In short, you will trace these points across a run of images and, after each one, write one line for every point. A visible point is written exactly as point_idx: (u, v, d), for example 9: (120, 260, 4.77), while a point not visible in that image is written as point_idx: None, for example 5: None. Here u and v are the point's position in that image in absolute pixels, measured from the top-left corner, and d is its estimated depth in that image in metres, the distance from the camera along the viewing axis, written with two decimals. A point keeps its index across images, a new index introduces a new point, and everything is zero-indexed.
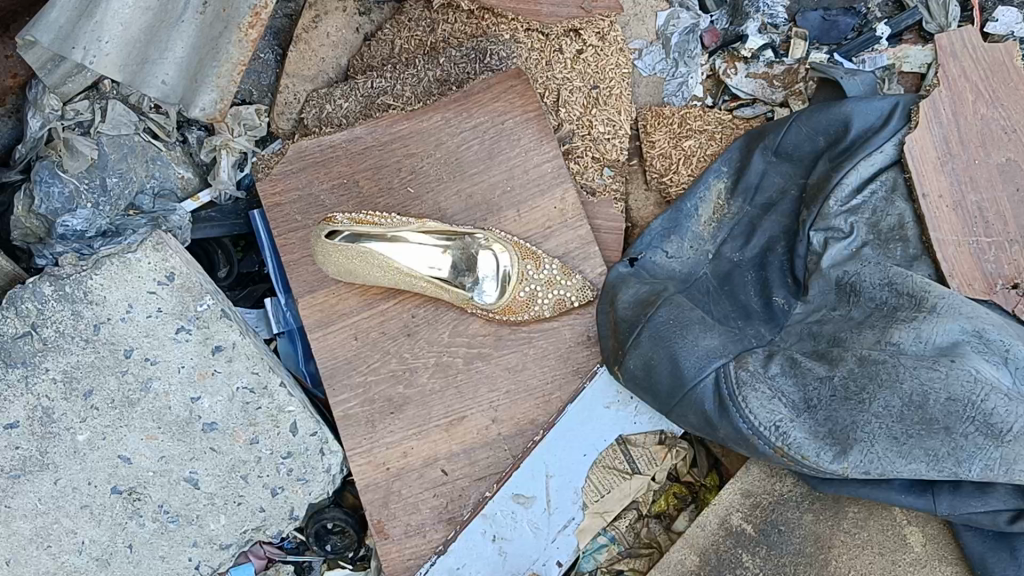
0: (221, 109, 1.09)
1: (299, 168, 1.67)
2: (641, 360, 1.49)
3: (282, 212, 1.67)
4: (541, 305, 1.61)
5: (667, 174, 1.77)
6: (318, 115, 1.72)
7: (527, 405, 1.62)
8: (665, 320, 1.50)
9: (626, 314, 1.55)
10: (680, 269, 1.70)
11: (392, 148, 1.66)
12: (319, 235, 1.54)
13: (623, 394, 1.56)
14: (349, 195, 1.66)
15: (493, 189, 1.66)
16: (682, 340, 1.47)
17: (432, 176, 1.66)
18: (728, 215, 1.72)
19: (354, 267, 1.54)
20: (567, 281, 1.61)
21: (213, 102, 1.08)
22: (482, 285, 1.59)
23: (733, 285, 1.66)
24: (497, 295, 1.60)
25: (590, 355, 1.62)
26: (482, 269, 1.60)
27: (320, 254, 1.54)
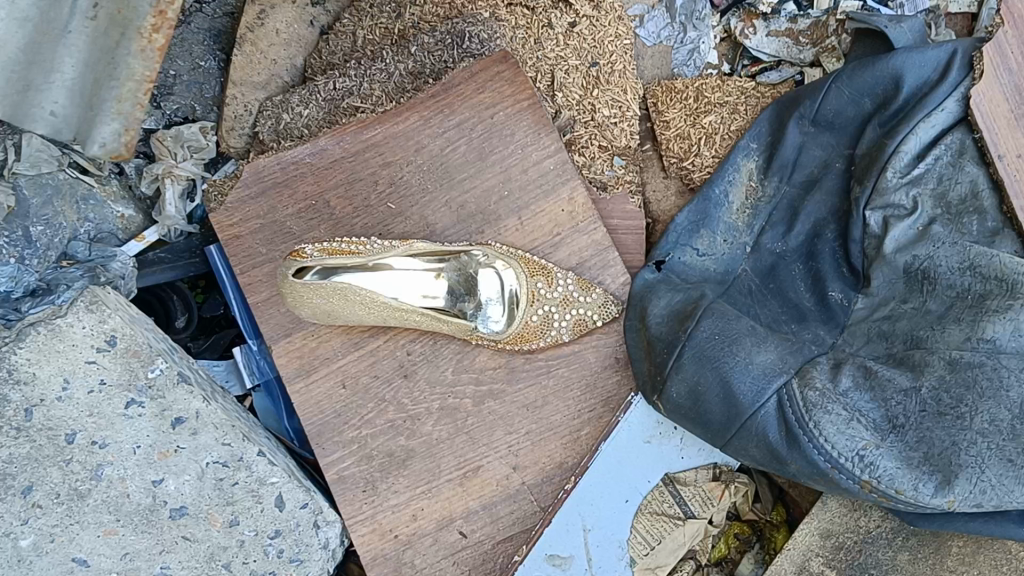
0: (124, 140, 1.05)
1: (258, 192, 1.42)
2: (685, 385, 1.25)
3: (244, 244, 1.42)
4: (557, 328, 1.36)
5: (687, 157, 1.52)
6: (274, 128, 1.46)
7: (553, 447, 1.37)
8: (709, 335, 1.25)
9: (659, 331, 1.30)
10: (715, 269, 1.45)
11: (364, 158, 1.41)
12: (285, 275, 1.24)
13: (665, 426, 1.32)
14: (321, 218, 1.41)
15: (488, 195, 1.41)
16: (733, 358, 1.22)
17: (415, 186, 1.41)
18: (763, 198, 1.47)
19: (332, 306, 1.26)
20: (586, 298, 1.36)
21: (116, 134, 1.04)
22: (485, 309, 1.35)
23: (779, 281, 1.42)
24: (506, 322, 1.35)
25: (621, 381, 1.38)
26: (483, 291, 1.36)
27: (289, 296, 1.26)
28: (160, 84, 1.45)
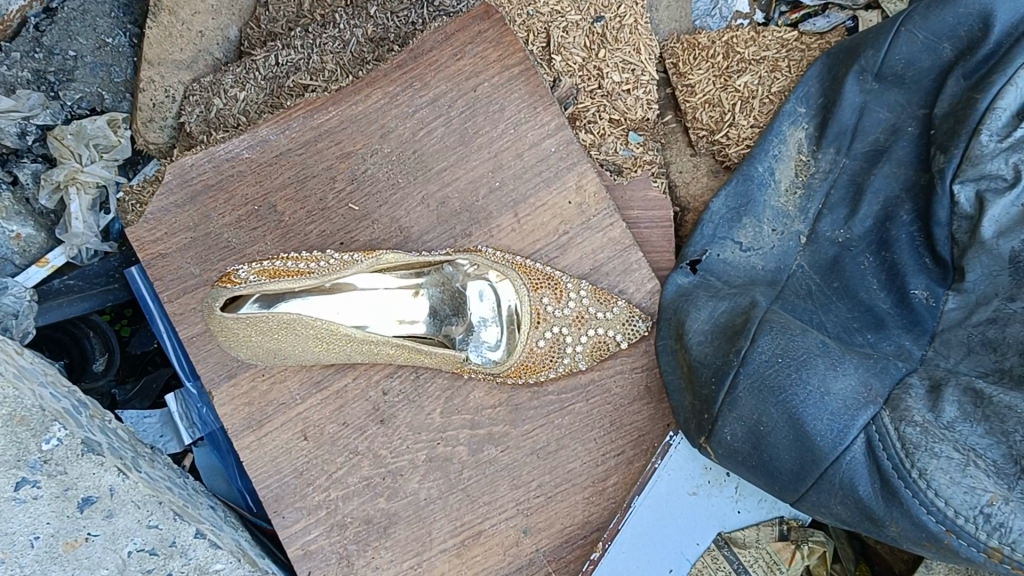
0: None
1: (186, 199, 1.13)
2: (743, 426, 0.96)
3: (171, 264, 1.13)
4: (571, 354, 1.07)
5: (720, 129, 1.23)
6: (201, 116, 1.16)
7: (572, 503, 1.09)
8: (768, 359, 0.96)
9: (702, 354, 1.01)
10: (763, 267, 1.16)
11: (318, 149, 1.13)
12: (212, 307, 0.94)
13: (713, 474, 1.04)
14: (265, 227, 1.12)
15: (475, 188, 1.12)
16: (804, 388, 0.93)
17: (383, 181, 1.12)
18: (816, 174, 1.18)
19: (274, 343, 0.97)
20: (604, 314, 1.07)
21: None
22: (476, 333, 1.06)
23: (844, 278, 1.12)
24: (505, 346, 1.07)
25: (654, 415, 1.09)
26: (472, 309, 1.06)
27: (219, 334, 0.96)
28: (57, 68, 1.16)
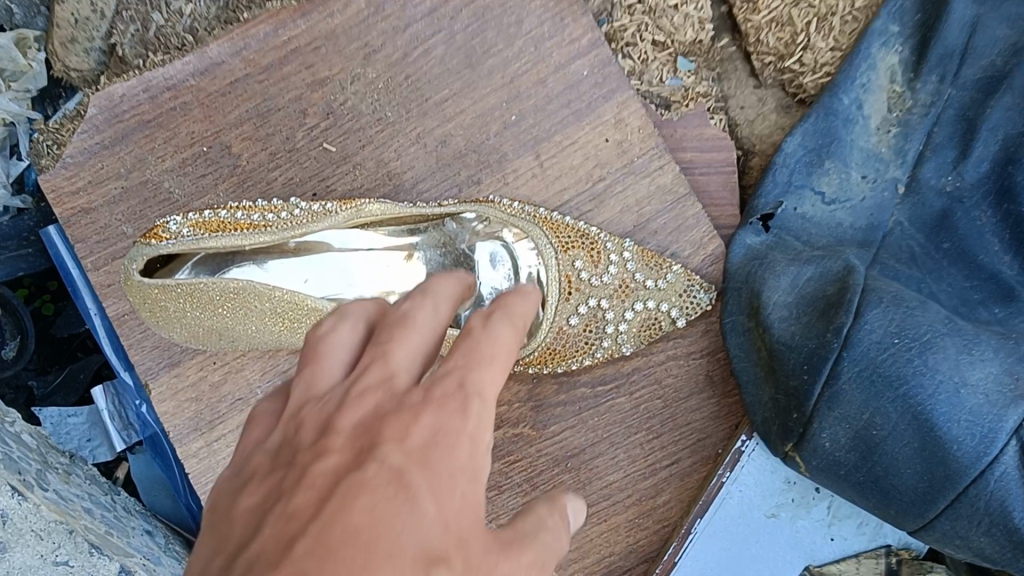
0: None
1: (115, 139, 0.88)
2: (847, 429, 0.73)
3: (98, 221, 0.89)
4: (612, 335, 0.83)
5: (791, 53, 0.96)
6: (137, 36, 0.91)
7: (612, 526, 0.86)
8: (880, 340, 0.71)
9: (788, 334, 0.76)
10: (852, 225, 0.92)
11: (284, 74, 0.87)
12: (129, 271, 0.72)
13: (799, 490, 0.81)
14: (220, 174, 0.88)
15: (486, 123, 0.88)
16: (932, 380, 0.68)
17: (368, 115, 0.88)
18: (915, 108, 0.92)
19: (216, 322, 0.74)
20: (654, 282, 0.82)
21: None
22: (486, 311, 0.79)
23: (958, 237, 0.87)
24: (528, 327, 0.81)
25: (714, 412, 0.85)
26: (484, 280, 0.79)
27: (146, 308, 0.74)
28: None
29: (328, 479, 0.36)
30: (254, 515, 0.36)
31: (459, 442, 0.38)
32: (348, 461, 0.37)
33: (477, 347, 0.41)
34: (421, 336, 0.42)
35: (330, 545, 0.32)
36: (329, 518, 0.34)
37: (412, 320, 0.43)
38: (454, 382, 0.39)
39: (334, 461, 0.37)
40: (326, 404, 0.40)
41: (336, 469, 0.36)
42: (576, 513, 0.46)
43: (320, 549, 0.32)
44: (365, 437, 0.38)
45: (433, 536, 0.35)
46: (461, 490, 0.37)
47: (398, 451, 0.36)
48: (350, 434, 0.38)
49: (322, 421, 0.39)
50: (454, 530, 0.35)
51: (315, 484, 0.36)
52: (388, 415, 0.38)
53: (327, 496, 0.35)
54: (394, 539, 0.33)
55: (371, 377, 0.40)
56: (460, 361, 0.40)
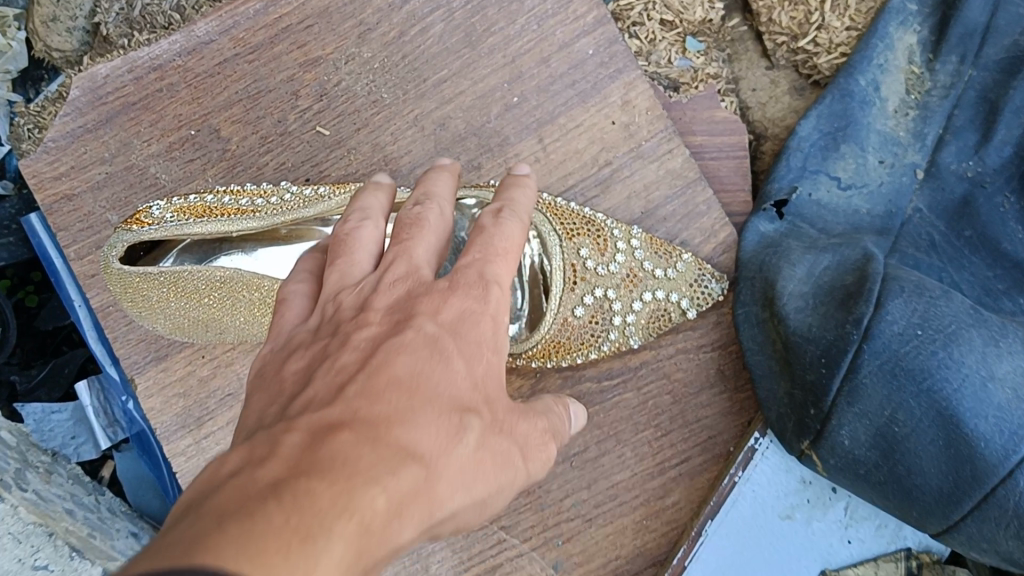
0: None
1: (99, 122, 0.84)
2: (867, 426, 0.69)
3: (80, 208, 0.84)
4: (619, 327, 0.78)
5: (805, 33, 0.93)
6: (121, 15, 0.87)
7: (619, 529, 0.81)
8: (902, 332, 0.67)
9: (805, 325, 0.73)
10: (869, 212, 0.86)
11: (276, 54, 0.84)
12: (108, 259, 0.69)
13: (814, 490, 0.78)
14: (207, 159, 0.84)
15: (486, 104, 0.84)
16: (958, 375, 0.65)
17: (363, 96, 0.84)
18: (934, 90, 0.88)
19: (198, 311, 0.71)
20: (663, 271, 0.79)
21: None
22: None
23: (980, 225, 0.83)
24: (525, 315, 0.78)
25: (726, 409, 0.82)
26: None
27: (127, 298, 0.72)
28: None
29: (369, 342, 0.45)
30: (305, 372, 0.45)
31: (481, 319, 0.49)
32: (387, 330, 0.47)
33: (493, 244, 0.53)
34: (432, 235, 0.55)
35: (376, 390, 0.41)
36: (375, 371, 0.43)
37: (430, 221, 0.55)
38: (473, 274, 0.51)
39: (375, 327, 0.47)
40: (362, 290, 0.50)
41: (377, 334, 0.46)
42: (578, 417, 0.60)
43: (371, 392, 0.41)
44: (399, 309, 0.48)
45: (464, 390, 0.46)
46: (487, 356, 0.48)
47: (432, 321, 0.47)
48: (386, 311, 0.48)
49: (359, 302, 0.49)
50: (478, 387, 0.47)
51: (360, 348, 0.45)
52: (420, 297, 0.49)
53: (371, 356, 0.44)
54: (437, 385, 0.44)
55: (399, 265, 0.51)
56: (479, 256, 0.52)
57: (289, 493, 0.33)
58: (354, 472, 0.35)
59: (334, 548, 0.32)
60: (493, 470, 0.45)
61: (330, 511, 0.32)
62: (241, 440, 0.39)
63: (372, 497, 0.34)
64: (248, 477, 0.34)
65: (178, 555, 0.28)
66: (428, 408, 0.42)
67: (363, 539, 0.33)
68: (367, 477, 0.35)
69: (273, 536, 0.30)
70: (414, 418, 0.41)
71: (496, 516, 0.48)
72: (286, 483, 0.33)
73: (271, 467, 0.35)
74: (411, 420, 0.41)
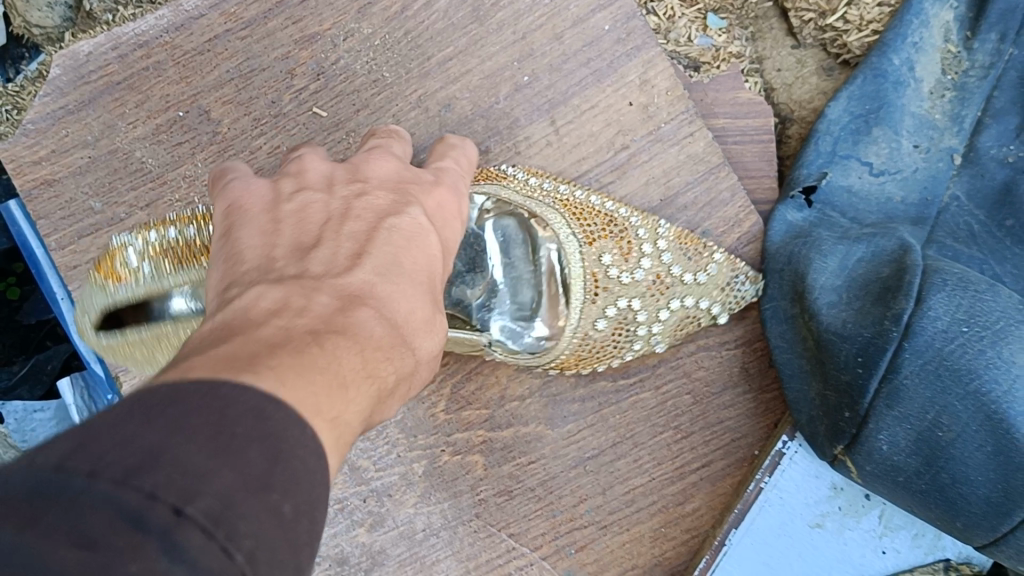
0: None
1: (81, 103, 0.79)
2: (909, 431, 0.64)
3: (62, 194, 0.79)
4: (645, 336, 0.73)
5: (834, 9, 0.86)
6: None
7: (637, 536, 0.76)
8: (946, 328, 0.62)
9: (838, 322, 0.67)
10: (903, 200, 0.81)
11: (270, 31, 0.79)
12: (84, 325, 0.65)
13: (846, 497, 0.72)
14: (198, 142, 0.79)
15: (495, 85, 0.78)
16: (1009, 377, 0.59)
17: (361, 75, 0.79)
18: (971, 70, 0.83)
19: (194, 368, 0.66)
20: (693, 275, 0.73)
21: None
22: (499, 298, 0.68)
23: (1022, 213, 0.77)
24: (546, 319, 0.69)
25: (750, 411, 0.76)
26: (496, 266, 0.68)
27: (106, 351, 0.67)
28: None
29: (371, 215, 0.48)
30: (305, 225, 0.46)
31: (452, 221, 0.54)
32: (389, 205, 0.50)
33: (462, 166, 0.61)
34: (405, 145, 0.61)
35: (393, 264, 0.45)
36: (385, 236, 0.46)
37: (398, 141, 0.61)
38: (452, 185, 0.57)
39: (373, 199, 0.49)
40: (347, 163, 0.53)
41: (377, 208, 0.49)
42: None
43: (386, 267, 0.44)
44: (393, 190, 0.52)
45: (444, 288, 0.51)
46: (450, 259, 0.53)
47: (420, 209, 0.50)
48: (381, 185, 0.52)
49: (350, 174, 0.52)
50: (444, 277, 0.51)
51: (363, 219, 0.47)
52: (410, 184, 0.53)
53: (375, 232, 0.47)
54: (429, 271, 0.48)
55: (383, 162, 0.54)
56: (453, 174, 0.59)
57: (327, 343, 0.37)
58: (374, 347, 0.39)
59: (360, 401, 0.37)
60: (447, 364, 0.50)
61: (360, 373, 0.37)
62: (267, 283, 0.41)
63: (385, 372, 0.40)
64: (291, 321, 0.38)
65: (231, 368, 0.33)
66: (425, 293, 0.46)
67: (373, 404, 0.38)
68: (385, 355, 0.40)
69: (321, 374, 0.35)
70: (417, 297, 0.45)
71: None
72: (323, 334, 0.37)
73: (306, 319, 0.38)
74: (411, 302, 0.44)
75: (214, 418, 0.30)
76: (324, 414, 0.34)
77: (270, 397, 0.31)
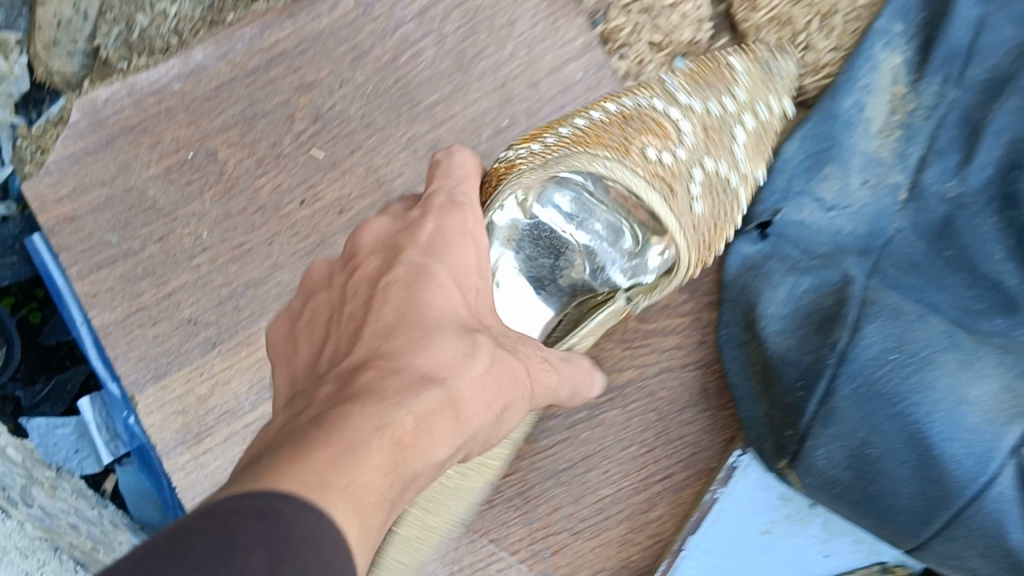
0: None
1: (100, 145, 0.87)
2: (842, 448, 0.71)
3: (82, 228, 0.87)
4: (730, 156, 0.81)
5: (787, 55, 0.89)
6: (120, 39, 0.88)
7: (605, 542, 0.84)
8: (877, 356, 0.70)
9: (782, 349, 0.75)
10: (852, 232, 0.86)
11: (271, 79, 0.86)
12: None
13: (794, 506, 0.80)
14: (205, 181, 0.86)
15: (477, 129, 0.85)
16: (930, 400, 0.68)
17: (353, 118, 0.86)
18: (918, 110, 0.85)
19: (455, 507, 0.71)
20: (724, 98, 0.82)
21: None
22: (600, 254, 0.78)
23: (960, 246, 0.83)
24: (631, 236, 0.76)
25: (708, 427, 0.83)
26: (573, 236, 0.79)
27: None
28: None
29: (368, 286, 0.57)
30: (320, 323, 0.57)
31: (458, 237, 0.60)
32: (384, 266, 0.58)
33: (451, 172, 0.64)
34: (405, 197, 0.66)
35: (390, 332, 0.52)
36: (384, 298, 0.55)
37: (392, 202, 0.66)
38: (445, 195, 0.62)
39: (371, 270, 0.58)
40: (345, 252, 0.62)
41: (372, 275, 0.58)
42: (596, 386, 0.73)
43: (382, 333, 0.52)
44: (385, 248, 0.60)
45: (463, 315, 0.56)
46: (473, 280, 0.59)
47: (415, 252, 0.58)
48: (376, 252, 0.60)
49: (351, 255, 0.61)
50: (466, 306, 0.57)
51: (361, 294, 0.57)
52: (401, 235, 0.60)
53: (376, 300, 0.55)
54: (433, 314, 0.54)
55: (378, 223, 0.62)
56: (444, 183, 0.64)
57: (327, 419, 0.45)
58: (380, 401, 0.47)
59: (373, 456, 0.43)
60: (504, 377, 0.55)
61: (366, 430, 0.44)
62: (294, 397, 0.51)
63: (398, 418, 0.46)
64: (300, 418, 0.47)
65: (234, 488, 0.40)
66: (433, 337, 0.53)
67: (393, 452, 0.45)
68: (396, 404, 0.47)
69: (320, 453, 0.42)
70: (427, 344, 0.52)
71: (513, 425, 0.59)
72: (327, 413, 0.45)
73: (314, 407, 0.47)
74: (429, 349, 0.52)
75: (220, 533, 0.37)
76: (331, 488, 0.41)
77: (275, 498, 0.38)
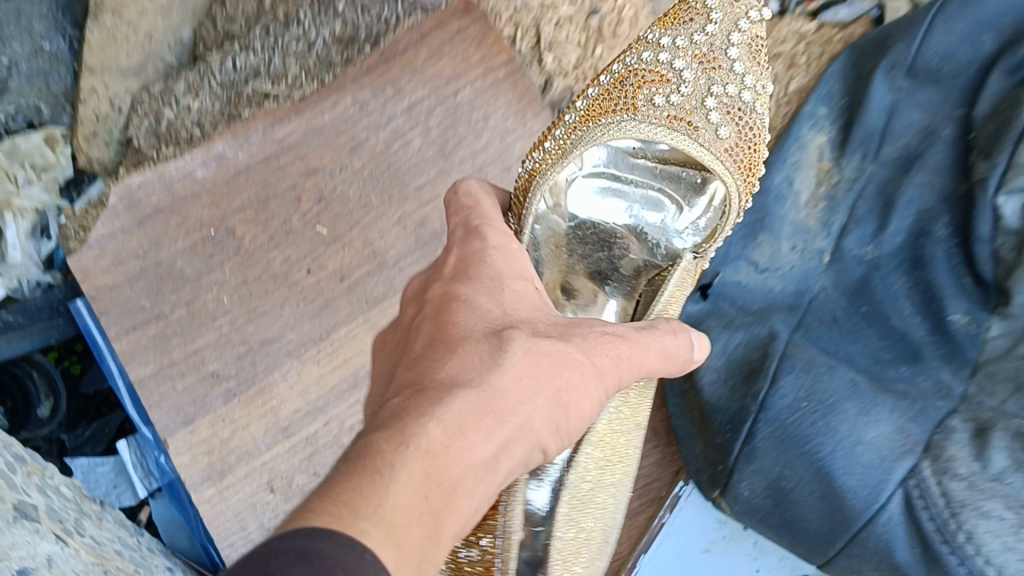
0: None
1: (134, 224, 1.01)
2: (763, 480, 0.85)
3: (119, 295, 1.00)
4: (740, 77, 0.78)
5: None
6: (150, 130, 0.99)
7: None
8: (791, 403, 0.84)
9: (715, 397, 0.89)
10: (782, 290, 0.96)
11: (281, 165, 1.01)
12: None
13: (729, 529, 0.94)
14: (225, 254, 1.00)
15: None
16: (833, 440, 0.82)
17: (352, 199, 1.01)
18: (841, 183, 0.95)
19: (609, 501, 0.70)
20: (701, 35, 0.78)
21: None
22: (651, 231, 0.83)
23: (874, 303, 0.93)
24: (672, 202, 0.82)
25: (659, 462, 0.98)
26: (616, 221, 0.84)
27: None
28: None
29: (405, 331, 0.60)
30: (376, 378, 0.60)
31: (486, 255, 0.62)
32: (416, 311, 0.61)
33: (464, 206, 0.67)
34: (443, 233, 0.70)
35: (421, 361, 0.54)
36: (415, 338, 0.57)
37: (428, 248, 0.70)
38: (462, 230, 0.65)
39: (403, 319, 0.61)
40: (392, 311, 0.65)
41: (408, 321, 0.61)
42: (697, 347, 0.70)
43: (416, 364, 0.54)
44: (416, 297, 0.63)
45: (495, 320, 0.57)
46: (507, 286, 0.61)
47: (441, 285, 0.61)
48: (412, 300, 0.63)
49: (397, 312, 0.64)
50: (502, 313, 0.58)
51: (400, 342, 0.59)
52: (428, 279, 0.63)
53: (415, 338, 0.57)
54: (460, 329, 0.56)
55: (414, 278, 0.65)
56: (463, 219, 0.67)
57: (357, 449, 0.47)
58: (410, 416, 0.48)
59: (403, 468, 0.45)
60: (551, 360, 0.55)
61: (389, 449, 0.46)
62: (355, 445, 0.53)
63: (421, 428, 0.47)
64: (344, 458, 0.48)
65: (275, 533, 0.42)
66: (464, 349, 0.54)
67: (425, 460, 0.46)
68: (421, 415, 0.48)
69: (347, 485, 0.44)
70: (453, 362, 0.53)
71: (587, 413, 0.57)
72: (359, 442, 0.47)
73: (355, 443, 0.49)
74: (458, 364, 0.53)
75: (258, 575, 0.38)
76: (361, 516, 0.42)
77: (314, 538, 0.40)
